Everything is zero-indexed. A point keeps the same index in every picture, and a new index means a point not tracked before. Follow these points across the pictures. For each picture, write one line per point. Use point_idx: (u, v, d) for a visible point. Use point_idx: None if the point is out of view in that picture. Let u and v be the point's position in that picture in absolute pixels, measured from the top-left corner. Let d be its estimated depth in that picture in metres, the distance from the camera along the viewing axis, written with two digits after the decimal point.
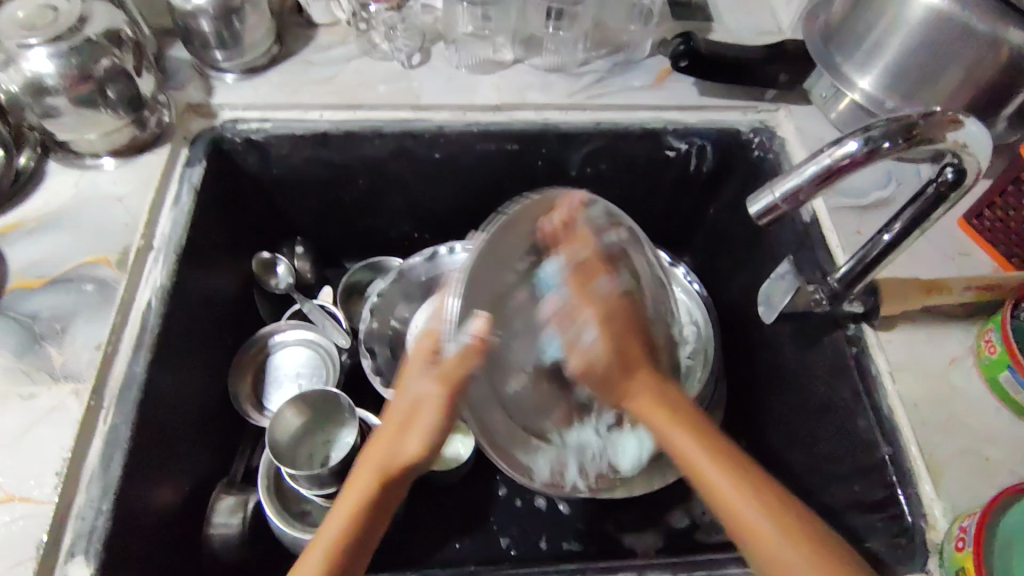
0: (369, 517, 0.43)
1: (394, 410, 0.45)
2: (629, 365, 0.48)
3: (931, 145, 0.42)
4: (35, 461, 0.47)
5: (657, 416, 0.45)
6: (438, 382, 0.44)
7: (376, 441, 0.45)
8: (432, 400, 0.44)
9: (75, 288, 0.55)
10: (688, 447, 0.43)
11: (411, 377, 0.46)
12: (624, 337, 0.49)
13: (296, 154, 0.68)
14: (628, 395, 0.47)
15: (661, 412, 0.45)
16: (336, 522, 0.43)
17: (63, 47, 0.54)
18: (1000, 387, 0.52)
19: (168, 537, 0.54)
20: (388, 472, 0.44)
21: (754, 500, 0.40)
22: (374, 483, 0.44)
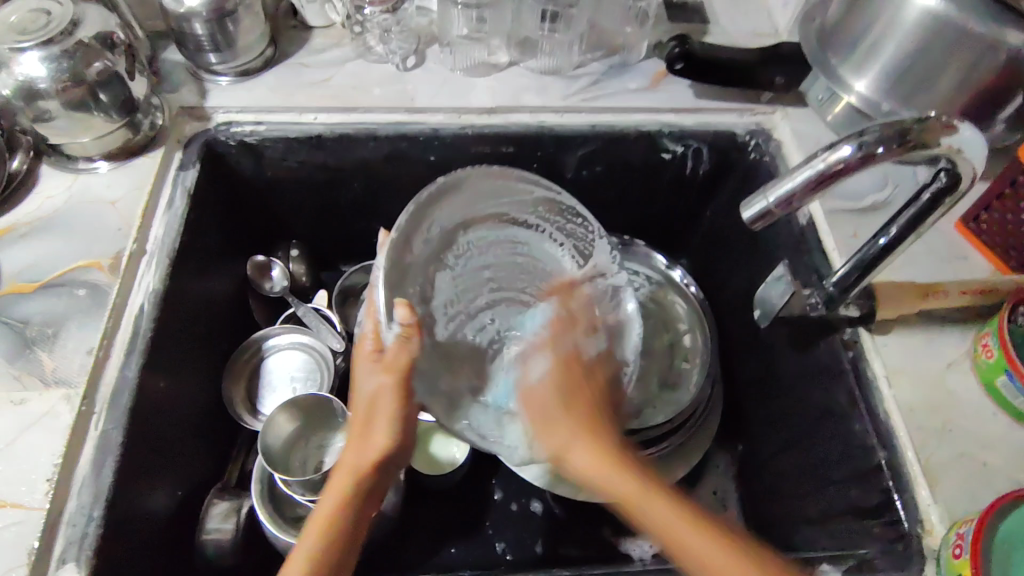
0: (345, 518, 0.45)
1: (360, 406, 0.49)
2: (572, 397, 0.50)
3: (926, 150, 0.42)
4: (27, 467, 0.47)
5: (609, 472, 0.44)
6: (388, 374, 0.47)
7: (348, 446, 0.48)
8: (386, 389, 0.47)
9: (68, 292, 0.55)
10: (599, 470, 0.45)
11: (367, 372, 0.49)
12: (570, 393, 0.50)
13: (290, 157, 0.68)
14: (579, 441, 0.46)
15: (600, 463, 0.45)
16: (316, 520, 0.45)
17: (55, 50, 0.53)
18: (997, 391, 0.52)
19: (160, 543, 0.53)
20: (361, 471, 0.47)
21: (663, 504, 0.43)
22: (346, 484, 0.46)
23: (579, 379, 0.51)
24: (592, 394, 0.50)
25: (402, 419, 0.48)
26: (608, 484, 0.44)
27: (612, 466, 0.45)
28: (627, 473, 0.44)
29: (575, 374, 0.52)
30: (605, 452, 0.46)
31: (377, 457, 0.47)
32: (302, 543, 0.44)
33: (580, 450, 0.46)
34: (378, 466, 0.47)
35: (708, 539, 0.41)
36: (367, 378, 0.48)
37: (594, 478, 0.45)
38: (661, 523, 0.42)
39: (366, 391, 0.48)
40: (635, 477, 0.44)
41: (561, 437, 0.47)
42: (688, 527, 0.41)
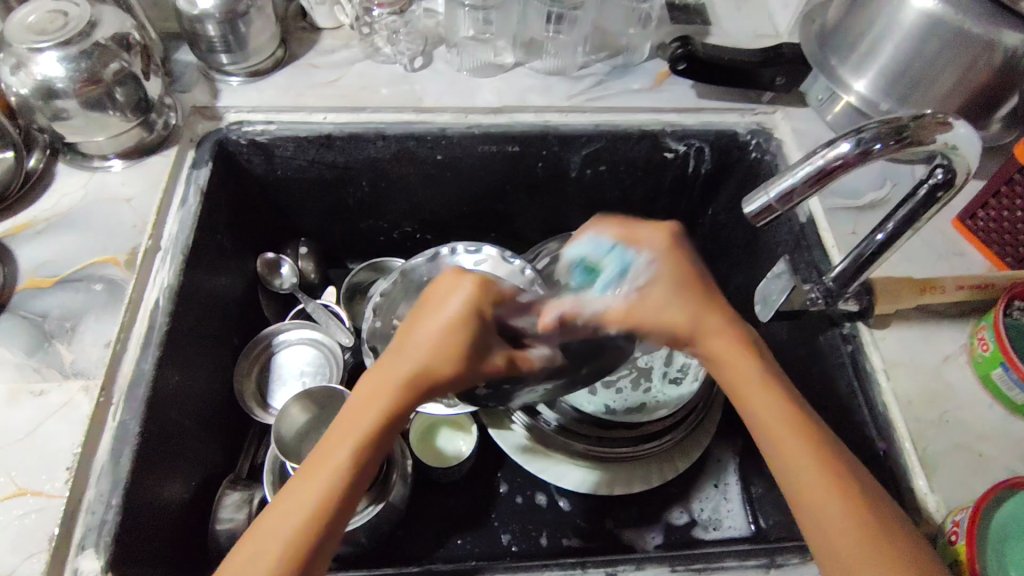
0: (387, 429, 0.40)
1: (413, 348, 0.42)
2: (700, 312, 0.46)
3: (921, 147, 0.43)
4: (48, 457, 0.48)
5: (743, 368, 0.44)
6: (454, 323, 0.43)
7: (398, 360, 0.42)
8: (465, 342, 0.42)
9: (85, 287, 0.56)
10: (748, 393, 0.43)
11: (435, 324, 0.43)
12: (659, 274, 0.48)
13: (301, 156, 0.69)
14: (703, 330, 0.45)
15: (732, 350, 0.44)
16: (343, 430, 0.40)
17: (73, 50, 0.55)
18: (994, 384, 0.53)
19: (176, 531, 0.55)
20: (414, 382, 0.41)
21: (802, 444, 0.40)
22: (395, 401, 0.40)
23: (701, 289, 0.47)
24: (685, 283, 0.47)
25: (459, 370, 0.42)
26: (739, 380, 0.43)
27: (738, 351, 0.44)
28: (753, 364, 0.44)
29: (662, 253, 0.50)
30: (738, 346, 0.45)
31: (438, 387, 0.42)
32: (349, 432, 0.40)
33: (712, 334, 0.45)
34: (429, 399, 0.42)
35: (797, 430, 0.40)
36: (439, 324, 0.43)
37: (716, 363, 0.45)
38: (759, 421, 0.42)
39: (426, 334, 0.42)
40: (771, 385, 0.43)
41: (680, 314, 0.46)
42: (790, 417, 0.41)
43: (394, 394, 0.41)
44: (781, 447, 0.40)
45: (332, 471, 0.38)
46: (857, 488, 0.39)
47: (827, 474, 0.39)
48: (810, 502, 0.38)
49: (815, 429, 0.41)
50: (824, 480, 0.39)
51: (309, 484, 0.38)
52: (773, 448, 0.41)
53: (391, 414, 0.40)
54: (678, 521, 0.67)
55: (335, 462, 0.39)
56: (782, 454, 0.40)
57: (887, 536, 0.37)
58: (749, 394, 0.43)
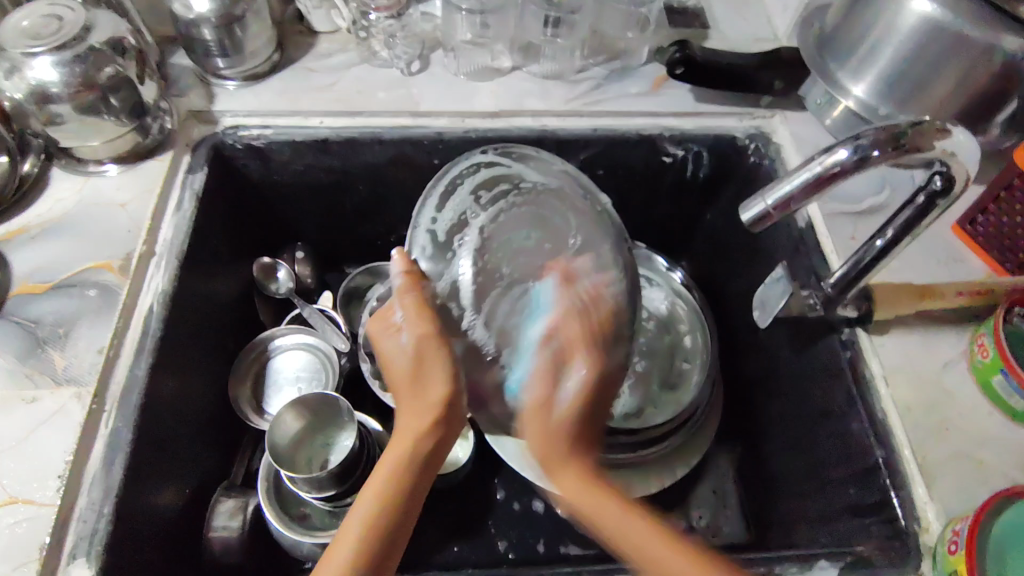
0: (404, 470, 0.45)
1: (399, 397, 0.47)
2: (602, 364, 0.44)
3: (920, 154, 0.43)
4: (40, 464, 0.48)
5: (594, 503, 0.42)
6: (391, 340, 0.47)
7: (403, 410, 0.47)
8: (408, 352, 0.46)
9: (78, 292, 0.56)
10: (592, 496, 0.43)
11: (388, 352, 0.47)
12: (590, 410, 0.44)
13: (297, 160, 0.69)
14: (555, 474, 0.43)
15: (576, 490, 0.43)
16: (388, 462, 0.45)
17: (67, 55, 0.55)
18: (993, 390, 0.53)
19: (168, 538, 0.54)
20: (408, 429, 0.45)
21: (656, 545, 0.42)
22: (403, 451, 0.45)
23: (598, 399, 0.44)
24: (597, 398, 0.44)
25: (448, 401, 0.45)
26: (580, 487, 0.43)
27: (584, 485, 0.43)
28: (604, 498, 0.43)
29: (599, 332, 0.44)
30: (584, 483, 0.43)
31: (431, 412, 0.45)
32: (367, 494, 0.44)
33: (564, 475, 0.43)
34: (431, 431, 0.45)
35: (664, 546, 0.42)
36: (391, 355, 0.47)
37: (572, 504, 0.43)
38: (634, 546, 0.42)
39: (393, 354, 0.47)
40: (618, 509, 0.43)
41: (543, 450, 0.44)
42: (654, 539, 0.42)
43: (397, 448, 0.45)
44: (656, 571, 0.41)
45: (353, 531, 0.43)
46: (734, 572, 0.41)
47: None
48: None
49: (659, 530, 0.42)
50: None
51: (334, 549, 0.43)
52: (662, 574, 0.41)
53: (401, 460, 0.45)
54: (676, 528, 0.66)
55: (356, 523, 0.43)
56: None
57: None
58: (616, 531, 0.42)
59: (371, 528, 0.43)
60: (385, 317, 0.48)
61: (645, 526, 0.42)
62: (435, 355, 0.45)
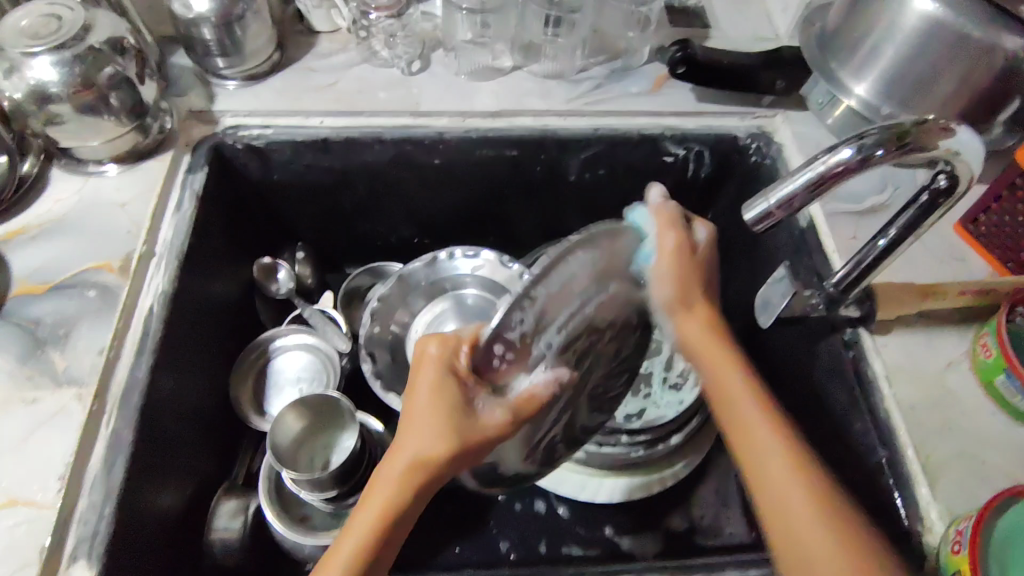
0: (407, 500, 0.40)
1: (407, 434, 0.41)
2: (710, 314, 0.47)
3: (924, 153, 0.43)
4: (41, 466, 0.47)
5: (714, 351, 0.46)
6: (448, 395, 0.40)
7: (410, 438, 0.40)
8: (460, 413, 0.40)
9: (78, 293, 0.56)
10: (737, 402, 0.44)
11: (426, 395, 0.41)
12: (695, 282, 0.47)
13: (298, 160, 0.68)
14: (682, 317, 0.47)
15: (701, 337, 0.46)
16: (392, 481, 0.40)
17: (67, 55, 0.54)
18: (996, 391, 0.52)
19: (169, 539, 0.54)
20: (416, 462, 0.40)
21: (795, 486, 0.39)
22: (407, 484, 0.40)
23: (703, 266, 0.48)
24: (703, 278, 0.47)
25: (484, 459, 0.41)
26: (723, 385, 0.44)
27: (706, 337, 0.46)
28: (732, 364, 0.45)
29: (700, 245, 0.48)
30: (708, 335, 0.46)
31: (446, 464, 0.40)
32: (368, 515, 0.40)
33: (690, 321, 0.47)
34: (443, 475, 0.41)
35: (771, 424, 0.42)
36: (427, 401, 0.41)
37: (694, 356, 0.47)
38: (742, 420, 0.43)
39: (450, 400, 0.40)
40: (738, 378, 0.44)
41: (677, 287, 0.45)
42: (761, 413, 0.43)
43: (399, 480, 0.40)
44: (752, 433, 0.42)
45: (348, 555, 0.39)
46: (825, 491, 0.39)
47: (801, 483, 0.39)
48: (790, 531, 0.38)
49: (779, 421, 0.42)
50: (800, 501, 0.39)
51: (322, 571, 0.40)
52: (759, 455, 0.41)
53: (402, 493, 0.40)
54: (678, 528, 0.66)
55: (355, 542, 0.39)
56: (764, 468, 0.41)
57: (845, 519, 0.38)
58: (728, 394, 0.44)
59: (364, 557, 0.39)
60: (450, 360, 0.41)
61: (762, 403, 0.43)
62: (482, 438, 0.40)
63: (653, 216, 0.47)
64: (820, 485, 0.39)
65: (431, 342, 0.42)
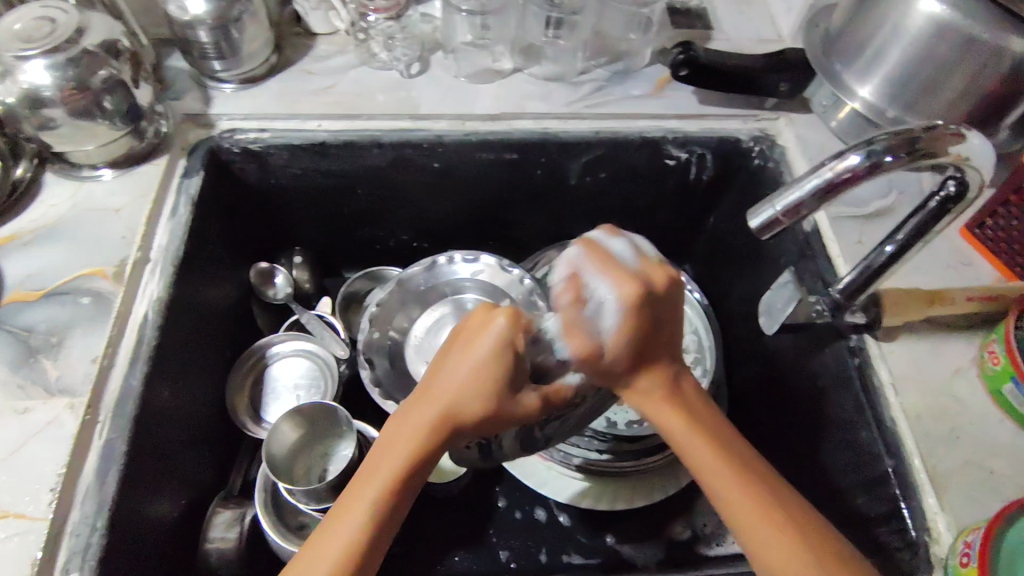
0: (424, 462, 0.37)
1: (439, 387, 0.38)
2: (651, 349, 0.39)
3: (933, 160, 0.42)
4: (32, 477, 0.46)
5: (671, 409, 0.40)
6: (494, 366, 0.37)
7: (442, 398, 0.37)
8: (501, 389, 0.37)
9: (71, 300, 0.55)
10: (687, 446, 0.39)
11: (469, 364, 0.37)
12: (652, 329, 0.39)
13: (295, 164, 0.67)
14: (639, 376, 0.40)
15: (666, 408, 0.40)
16: (406, 439, 0.37)
17: (60, 58, 0.53)
18: (1004, 399, 0.52)
19: (163, 550, 0.53)
20: (445, 420, 0.37)
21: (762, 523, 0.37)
22: (425, 444, 0.37)
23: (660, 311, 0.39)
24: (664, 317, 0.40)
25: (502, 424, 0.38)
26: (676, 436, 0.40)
27: (673, 405, 0.40)
28: (703, 439, 0.39)
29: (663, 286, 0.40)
30: (672, 400, 0.40)
31: (472, 428, 0.38)
32: (373, 479, 0.37)
33: (650, 379, 0.40)
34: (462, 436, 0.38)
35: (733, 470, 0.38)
36: (467, 368, 0.37)
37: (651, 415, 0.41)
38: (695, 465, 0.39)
39: (479, 368, 0.37)
40: (697, 435, 0.39)
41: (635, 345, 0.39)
42: (722, 462, 0.38)
43: (420, 440, 0.37)
44: (724, 495, 0.38)
45: (361, 514, 0.36)
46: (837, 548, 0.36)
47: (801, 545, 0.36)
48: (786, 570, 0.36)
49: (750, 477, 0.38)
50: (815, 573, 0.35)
51: (332, 531, 0.36)
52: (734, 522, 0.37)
53: (422, 452, 0.37)
54: (680, 537, 0.65)
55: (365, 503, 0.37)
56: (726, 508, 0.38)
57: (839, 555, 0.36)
58: (686, 453, 0.39)
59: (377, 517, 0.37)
60: (512, 339, 0.37)
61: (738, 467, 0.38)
62: (515, 416, 0.38)
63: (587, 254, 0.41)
64: (805, 540, 0.36)
65: (501, 317, 0.37)
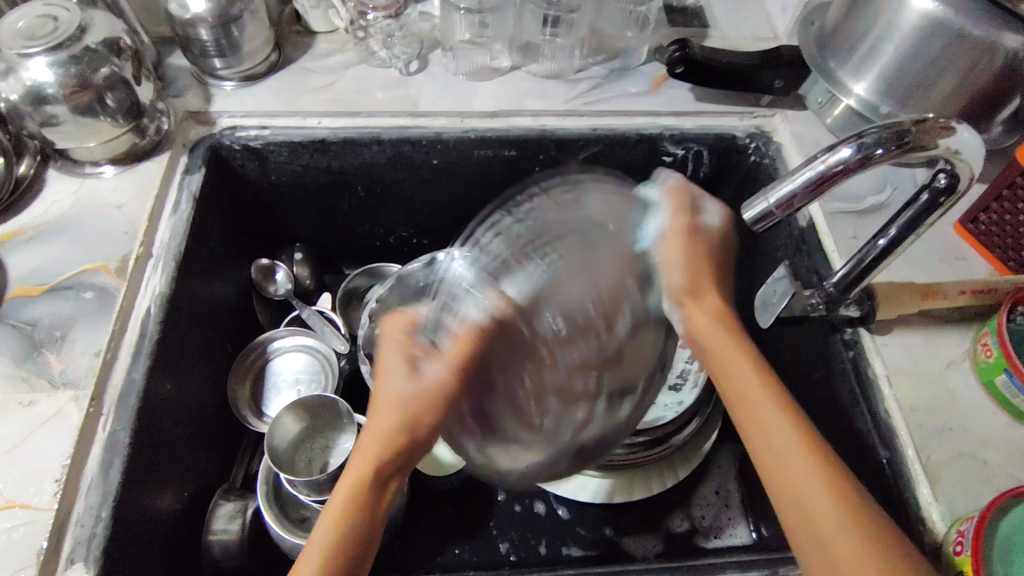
0: (374, 478, 0.42)
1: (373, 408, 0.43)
2: (698, 288, 0.46)
3: (923, 152, 0.43)
4: (37, 469, 0.47)
5: (735, 359, 0.44)
6: (404, 362, 0.43)
7: (376, 426, 0.42)
8: (410, 381, 0.42)
9: (75, 295, 0.55)
10: (735, 385, 0.43)
11: (397, 370, 0.43)
12: (705, 266, 0.46)
13: (295, 161, 0.68)
14: (707, 329, 0.45)
15: (714, 338, 0.45)
16: (359, 454, 0.42)
17: (63, 55, 0.54)
18: (997, 389, 0.52)
19: (167, 541, 0.54)
20: (382, 433, 0.42)
21: (823, 489, 0.38)
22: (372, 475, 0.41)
23: (711, 253, 0.47)
24: (712, 268, 0.47)
25: (419, 405, 0.41)
26: (730, 380, 0.44)
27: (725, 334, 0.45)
28: (760, 381, 0.43)
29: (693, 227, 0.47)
30: (711, 324, 0.45)
31: (404, 428, 0.42)
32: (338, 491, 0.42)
33: (698, 306, 0.45)
34: (405, 436, 0.42)
35: (815, 449, 0.40)
36: (391, 372, 0.43)
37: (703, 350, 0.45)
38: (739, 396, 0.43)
39: (391, 371, 0.43)
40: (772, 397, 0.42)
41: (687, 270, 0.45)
42: (803, 440, 0.40)
43: (367, 450, 0.42)
44: (750, 426, 0.42)
45: (329, 524, 0.40)
46: (857, 503, 0.38)
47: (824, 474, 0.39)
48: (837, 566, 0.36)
49: (792, 408, 0.42)
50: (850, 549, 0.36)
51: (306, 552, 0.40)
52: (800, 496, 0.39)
53: (372, 457, 0.41)
54: (678, 529, 0.66)
55: (330, 515, 0.41)
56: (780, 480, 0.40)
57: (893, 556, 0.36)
58: (753, 402, 0.42)
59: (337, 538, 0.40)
60: (399, 336, 0.44)
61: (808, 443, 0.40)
62: (431, 394, 0.41)
63: (665, 199, 0.48)
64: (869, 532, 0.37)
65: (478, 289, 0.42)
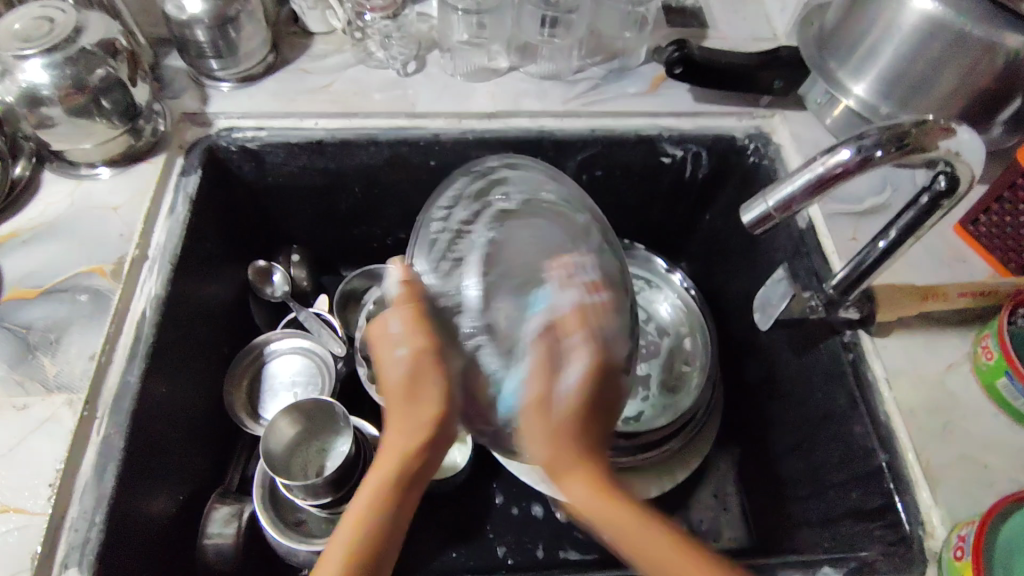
0: (402, 471, 0.42)
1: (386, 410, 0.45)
2: (582, 431, 0.41)
3: (924, 154, 0.42)
4: (31, 473, 0.47)
5: (610, 508, 0.39)
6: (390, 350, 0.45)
7: (394, 422, 0.44)
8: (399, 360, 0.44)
9: (70, 297, 0.55)
10: (606, 515, 0.39)
11: (387, 356, 0.45)
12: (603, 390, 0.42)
13: (291, 162, 0.68)
14: (559, 479, 0.41)
15: (588, 501, 0.40)
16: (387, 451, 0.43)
17: (58, 57, 0.54)
18: (997, 392, 0.52)
19: (162, 546, 0.54)
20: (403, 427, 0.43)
21: None
22: (397, 459, 0.42)
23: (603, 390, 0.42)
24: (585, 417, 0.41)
25: (413, 383, 0.43)
26: (616, 529, 0.39)
27: (596, 497, 0.40)
28: (616, 496, 0.40)
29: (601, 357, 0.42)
30: (596, 481, 0.40)
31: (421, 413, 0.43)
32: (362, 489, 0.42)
33: (571, 483, 0.40)
34: (423, 423, 0.43)
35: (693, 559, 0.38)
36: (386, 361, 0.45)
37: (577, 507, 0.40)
38: (634, 545, 0.39)
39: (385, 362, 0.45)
40: (629, 511, 0.39)
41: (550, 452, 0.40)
42: (677, 552, 0.38)
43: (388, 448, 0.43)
44: (646, 549, 0.38)
45: (353, 516, 0.41)
46: None
47: None
48: None
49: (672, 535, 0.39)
50: None
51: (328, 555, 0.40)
52: None
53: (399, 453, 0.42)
54: None
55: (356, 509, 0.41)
56: None
57: None
58: (627, 528, 0.39)
59: (365, 528, 0.40)
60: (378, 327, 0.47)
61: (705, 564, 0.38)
62: (419, 361, 0.43)
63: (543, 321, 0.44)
64: None
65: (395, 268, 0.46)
